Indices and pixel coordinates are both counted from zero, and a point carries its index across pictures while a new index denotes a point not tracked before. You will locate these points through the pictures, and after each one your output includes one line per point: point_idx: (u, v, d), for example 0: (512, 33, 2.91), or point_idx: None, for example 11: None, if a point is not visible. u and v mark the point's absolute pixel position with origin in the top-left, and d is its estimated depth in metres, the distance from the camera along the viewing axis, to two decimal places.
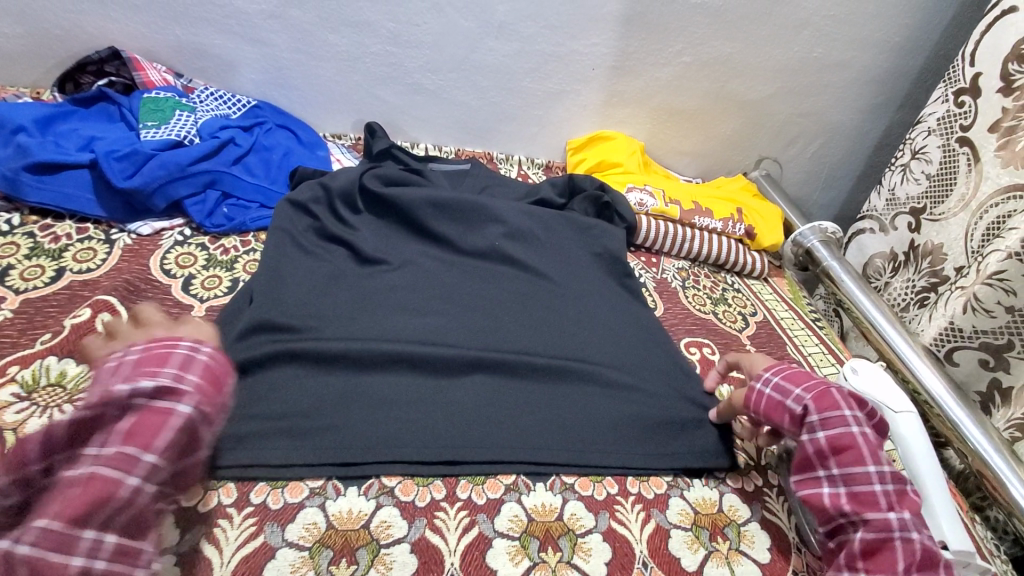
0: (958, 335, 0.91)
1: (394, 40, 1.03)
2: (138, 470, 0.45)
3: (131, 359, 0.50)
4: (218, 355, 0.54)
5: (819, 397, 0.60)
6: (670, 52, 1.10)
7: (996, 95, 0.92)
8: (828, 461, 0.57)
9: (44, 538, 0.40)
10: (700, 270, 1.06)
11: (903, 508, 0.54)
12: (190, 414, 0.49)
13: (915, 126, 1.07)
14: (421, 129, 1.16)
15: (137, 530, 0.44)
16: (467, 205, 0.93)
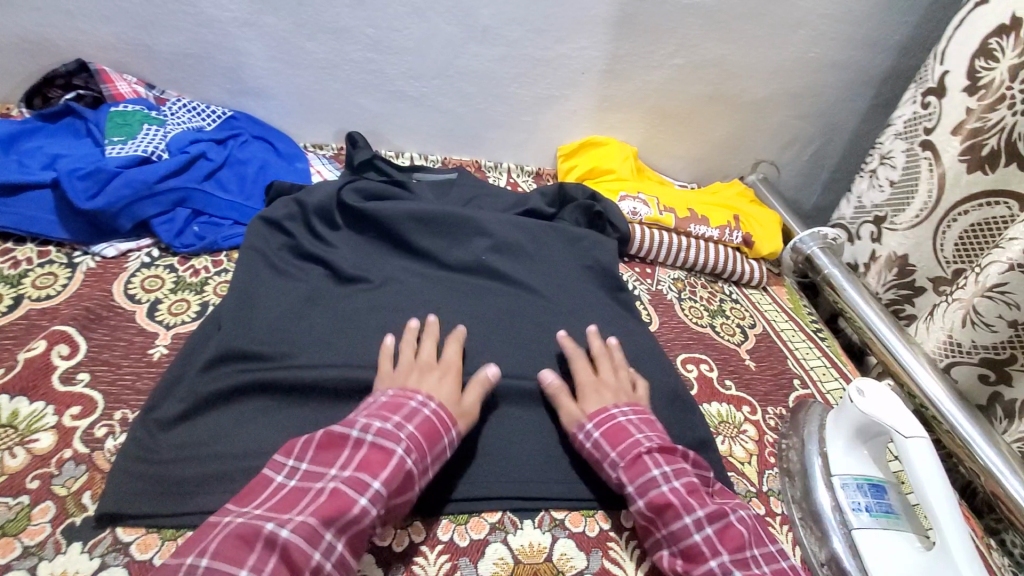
0: (957, 350, 0.86)
1: (374, 47, 0.99)
2: (367, 496, 0.52)
3: (379, 402, 0.60)
4: (446, 409, 0.61)
5: (630, 460, 0.61)
6: (662, 55, 1.06)
7: (961, 95, 0.88)
8: (656, 523, 0.59)
9: (300, 531, 0.48)
10: (697, 281, 1.02)
11: (725, 551, 0.55)
12: (408, 457, 0.55)
13: (884, 130, 1.03)
14: (406, 138, 1.12)
15: (353, 547, 0.51)
16: (452, 219, 0.89)
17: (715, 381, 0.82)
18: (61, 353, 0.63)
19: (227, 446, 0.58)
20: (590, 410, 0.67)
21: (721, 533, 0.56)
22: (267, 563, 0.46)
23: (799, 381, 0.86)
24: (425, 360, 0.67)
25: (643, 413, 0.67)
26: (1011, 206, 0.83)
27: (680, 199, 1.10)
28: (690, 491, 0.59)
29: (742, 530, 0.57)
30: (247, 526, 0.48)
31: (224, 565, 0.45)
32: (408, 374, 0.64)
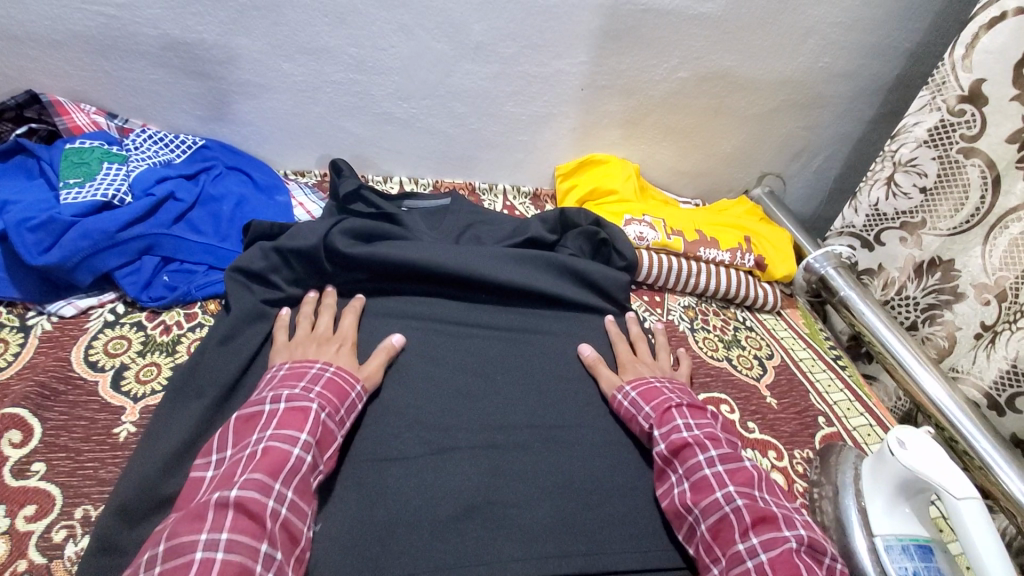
0: (1020, 379, 0.83)
1: (358, 67, 0.92)
2: (299, 446, 0.55)
3: (280, 374, 0.64)
4: (347, 370, 0.66)
5: (659, 411, 0.69)
6: (664, 68, 1.00)
7: (1011, 104, 0.82)
8: (675, 465, 0.64)
9: (249, 487, 0.51)
10: (708, 307, 0.96)
11: (732, 483, 0.61)
12: (323, 410, 0.60)
13: (897, 138, 0.98)
14: (394, 161, 1.05)
15: (303, 494, 0.54)
16: (449, 257, 0.83)
17: (738, 424, 0.77)
18: (12, 440, 0.55)
19: None
20: (628, 379, 0.75)
21: (732, 472, 0.62)
22: (224, 521, 0.48)
23: (824, 419, 0.81)
24: (323, 332, 0.71)
25: (677, 382, 0.76)
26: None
27: (687, 219, 1.04)
28: (710, 436, 0.66)
29: (751, 471, 0.63)
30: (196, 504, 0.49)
31: (183, 538, 0.47)
32: (309, 345, 0.69)
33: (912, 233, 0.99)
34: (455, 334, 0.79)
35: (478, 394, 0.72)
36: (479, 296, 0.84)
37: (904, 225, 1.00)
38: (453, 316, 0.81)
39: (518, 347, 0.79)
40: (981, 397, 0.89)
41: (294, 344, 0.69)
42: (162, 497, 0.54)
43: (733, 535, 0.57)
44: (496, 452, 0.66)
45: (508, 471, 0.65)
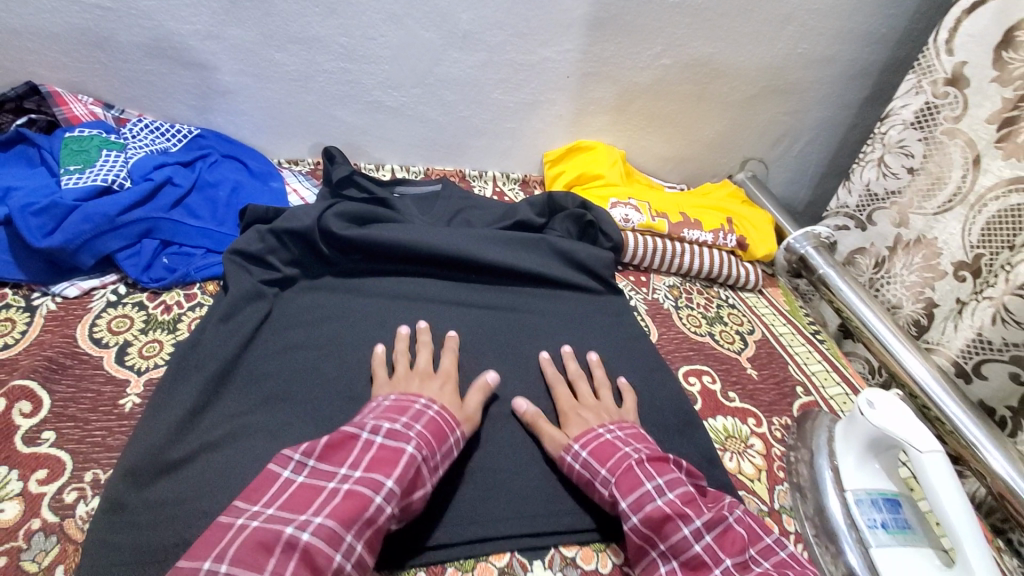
0: (986, 347, 0.86)
1: (349, 56, 0.94)
2: (383, 494, 0.52)
3: (385, 405, 0.62)
4: (450, 412, 0.64)
5: (620, 475, 0.60)
6: (648, 55, 1.03)
7: (992, 85, 0.87)
8: (655, 540, 0.56)
9: (319, 534, 0.48)
10: (692, 286, 1.00)
11: (726, 555, 0.54)
12: (419, 453, 0.57)
13: (885, 120, 1.03)
14: (385, 149, 1.08)
15: (372, 545, 0.51)
16: (440, 239, 0.86)
17: (719, 394, 0.80)
18: (22, 411, 0.58)
19: (211, 502, 0.55)
20: (574, 435, 0.66)
21: (720, 538, 0.56)
22: (285, 566, 0.47)
23: (802, 389, 0.84)
24: (423, 368, 0.69)
25: (631, 429, 0.67)
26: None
27: (672, 203, 1.07)
28: (686, 500, 0.58)
29: (738, 530, 0.57)
30: (265, 532, 0.48)
31: (241, 571, 0.45)
32: (409, 380, 0.67)
33: (897, 212, 1.03)
34: (446, 311, 0.82)
35: (467, 366, 0.75)
36: (469, 277, 0.87)
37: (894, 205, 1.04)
38: (444, 295, 0.84)
39: (507, 323, 0.82)
40: (949, 365, 0.92)
41: (395, 380, 0.68)
42: (168, 460, 0.57)
43: None
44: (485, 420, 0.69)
45: (496, 437, 0.68)
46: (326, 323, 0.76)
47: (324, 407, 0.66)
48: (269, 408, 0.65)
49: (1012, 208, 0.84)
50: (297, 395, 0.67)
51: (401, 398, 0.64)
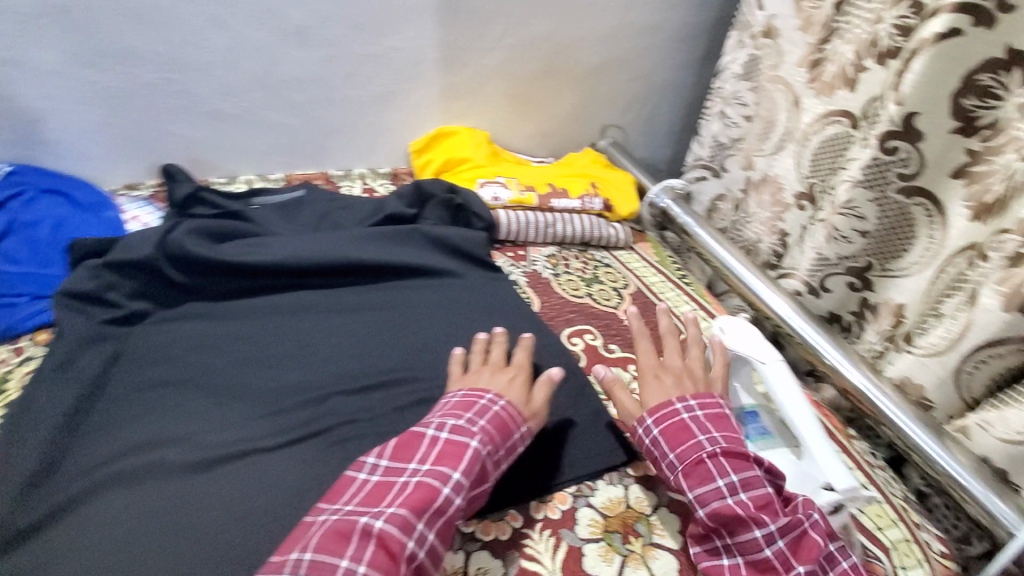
0: (827, 264, 0.92)
1: (173, 66, 0.88)
2: (450, 485, 0.53)
3: (452, 400, 0.63)
4: (515, 406, 0.63)
5: (688, 466, 0.60)
6: (492, 35, 1.05)
7: (796, 33, 0.96)
8: (721, 531, 0.57)
9: (392, 521, 0.50)
10: (569, 253, 1.04)
11: (800, 563, 0.54)
12: (484, 447, 0.57)
13: (721, 76, 1.12)
14: (237, 160, 1.01)
15: (443, 537, 0.52)
16: (306, 244, 0.83)
17: (601, 348, 0.85)
18: None
19: (67, 563, 0.51)
20: (651, 405, 0.66)
21: (795, 546, 0.55)
22: (364, 552, 0.48)
23: (675, 330, 0.91)
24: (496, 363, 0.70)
25: (714, 409, 0.64)
26: (846, 123, 0.89)
27: (539, 175, 1.12)
28: (760, 505, 0.57)
29: (816, 538, 0.55)
30: (343, 523, 0.50)
31: (325, 556, 0.47)
32: (480, 374, 0.68)
33: (744, 157, 1.09)
34: (320, 317, 0.78)
35: (351, 369, 0.72)
36: (342, 281, 0.84)
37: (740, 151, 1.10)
38: (317, 302, 0.80)
39: (390, 317, 0.80)
40: (801, 285, 0.97)
41: (467, 376, 0.68)
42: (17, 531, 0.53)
43: None
44: (373, 420, 0.66)
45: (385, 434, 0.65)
46: (188, 351, 0.71)
47: (193, 439, 0.62)
48: (127, 452, 0.60)
49: (833, 139, 0.92)
50: (160, 433, 0.62)
51: (468, 394, 0.64)
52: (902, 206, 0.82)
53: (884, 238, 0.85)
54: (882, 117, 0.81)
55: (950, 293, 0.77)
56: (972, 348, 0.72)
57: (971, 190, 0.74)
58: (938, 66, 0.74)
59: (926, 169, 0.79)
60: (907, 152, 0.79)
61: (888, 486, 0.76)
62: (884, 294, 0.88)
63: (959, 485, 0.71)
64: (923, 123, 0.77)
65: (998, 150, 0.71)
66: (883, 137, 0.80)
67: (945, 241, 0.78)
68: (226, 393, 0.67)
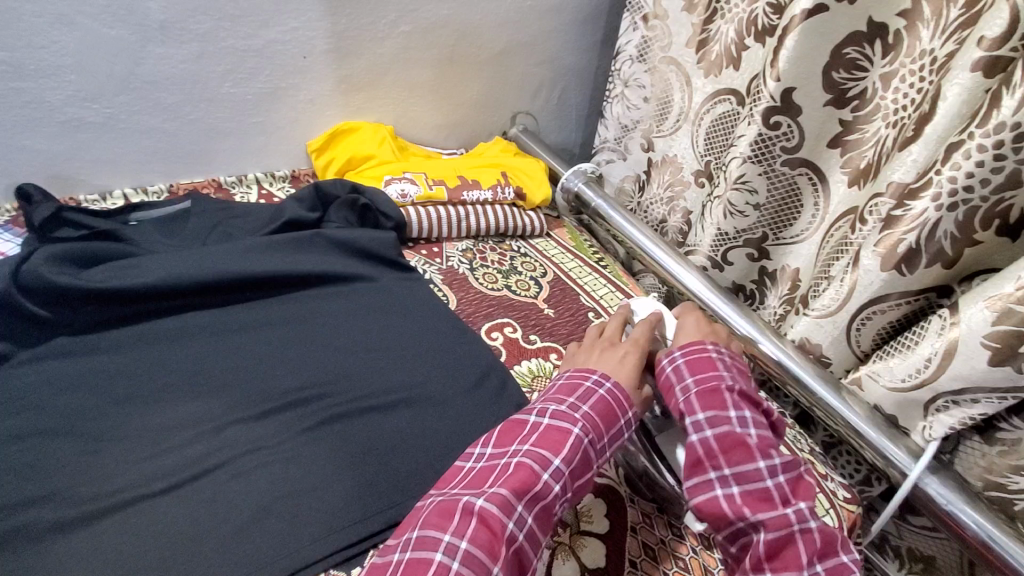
0: (727, 238, 0.96)
1: (14, 72, 0.77)
2: (550, 471, 0.53)
3: (558, 383, 0.63)
4: (621, 390, 0.62)
5: (706, 390, 0.61)
6: (384, 24, 1.00)
7: (683, 14, 0.98)
8: (719, 460, 0.57)
9: (493, 500, 0.49)
10: (485, 245, 1.02)
11: (797, 498, 0.55)
12: (586, 436, 0.56)
13: (617, 58, 1.11)
14: (108, 172, 0.91)
15: (541, 523, 0.51)
16: (193, 261, 0.76)
17: (522, 340, 0.84)
18: None
19: None
20: (683, 343, 0.68)
21: (794, 483, 0.57)
22: (467, 527, 0.47)
23: (594, 313, 0.92)
24: (610, 341, 0.72)
25: (739, 362, 0.68)
26: (732, 102, 0.93)
27: (448, 167, 1.08)
28: (765, 442, 0.58)
29: (810, 480, 0.58)
30: (448, 501, 0.50)
31: (431, 531, 0.47)
32: (590, 353, 0.70)
33: (647, 137, 1.11)
34: (217, 339, 0.72)
35: (255, 393, 0.67)
36: (237, 296, 0.77)
37: (640, 132, 1.12)
38: (212, 323, 0.74)
39: (298, 330, 0.76)
40: (705, 261, 1.01)
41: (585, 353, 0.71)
42: None
43: (800, 555, 0.52)
44: (278, 445, 0.62)
45: (294, 458, 0.61)
46: (58, 395, 0.63)
47: (70, 495, 0.55)
48: None
49: (723, 116, 0.95)
50: (25, 493, 0.54)
51: (573, 375, 0.63)
52: (789, 177, 0.87)
53: (776, 209, 0.90)
54: (763, 94, 0.83)
55: (838, 255, 0.82)
56: (858, 307, 0.77)
57: (846, 157, 0.81)
58: (809, 42, 0.76)
59: (805, 142, 0.83)
60: (789, 126, 0.82)
61: (796, 442, 0.80)
62: (780, 262, 0.94)
63: (856, 432, 0.77)
64: (800, 97, 0.80)
65: (868, 119, 0.78)
66: (765, 114, 0.83)
67: (827, 208, 0.85)
68: (108, 438, 0.60)
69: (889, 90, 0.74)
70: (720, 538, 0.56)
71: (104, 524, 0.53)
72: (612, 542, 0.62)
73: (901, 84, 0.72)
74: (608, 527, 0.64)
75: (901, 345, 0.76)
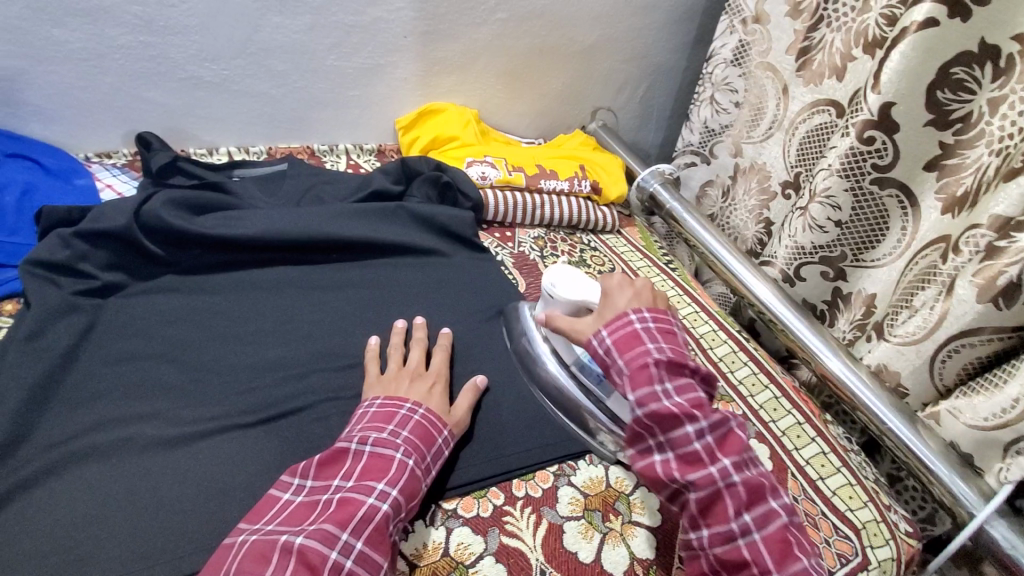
0: (802, 252, 0.93)
1: (148, 28, 0.84)
2: (375, 495, 0.52)
3: (373, 410, 0.59)
4: (436, 414, 0.61)
5: (635, 372, 0.57)
6: (483, 10, 1.02)
7: (786, 19, 0.95)
8: (654, 433, 0.56)
9: (313, 536, 0.47)
10: (557, 235, 1.04)
11: (725, 455, 0.54)
12: (409, 458, 0.55)
13: (710, 60, 1.09)
14: (216, 130, 0.98)
15: (376, 544, 0.50)
16: (289, 217, 0.81)
17: None
18: None
19: (37, 540, 0.49)
20: (607, 319, 0.63)
21: (721, 440, 0.55)
22: (286, 567, 0.46)
23: None
24: (413, 368, 0.67)
25: (665, 324, 0.62)
26: (831, 113, 0.89)
27: (528, 155, 1.10)
28: (693, 404, 0.55)
29: (740, 433, 0.56)
30: (264, 541, 0.47)
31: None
32: (397, 381, 0.64)
33: (732, 144, 1.09)
34: (302, 293, 0.77)
35: (332, 347, 0.71)
36: (326, 257, 0.82)
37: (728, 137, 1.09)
38: (300, 278, 0.79)
39: (377, 294, 0.80)
40: (778, 274, 0.99)
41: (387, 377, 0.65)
42: None
43: (727, 510, 0.53)
44: (354, 397, 0.66)
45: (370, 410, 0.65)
46: (162, 325, 0.69)
47: (167, 414, 0.60)
48: (97, 428, 0.58)
49: (818, 128, 0.92)
50: (130, 408, 0.60)
51: (388, 401, 0.61)
52: (876, 197, 0.83)
53: (858, 229, 0.86)
54: (862, 106, 0.80)
55: (922, 283, 0.78)
56: (947, 338, 0.74)
57: (943, 181, 0.76)
58: (917, 57, 0.73)
59: (900, 161, 0.79)
60: (882, 143, 0.79)
61: (860, 468, 0.77)
62: (857, 284, 0.89)
63: (922, 465, 0.74)
64: (897, 114, 0.77)
65: (970, 143, 0.73)
66: (861, 127, 0.81)
67: (915, 232, 0.80)
68: (199, 370, 0.65)
69: (995, 116, 0.69)
70: (662, 497, 0.57)
71: (196, 444, 0.58)
72: (663, 537, 0.63)
73: (1009, 109, 0.67)
74: (660, 521, 0.64)
75: (987, 384, 0.72)
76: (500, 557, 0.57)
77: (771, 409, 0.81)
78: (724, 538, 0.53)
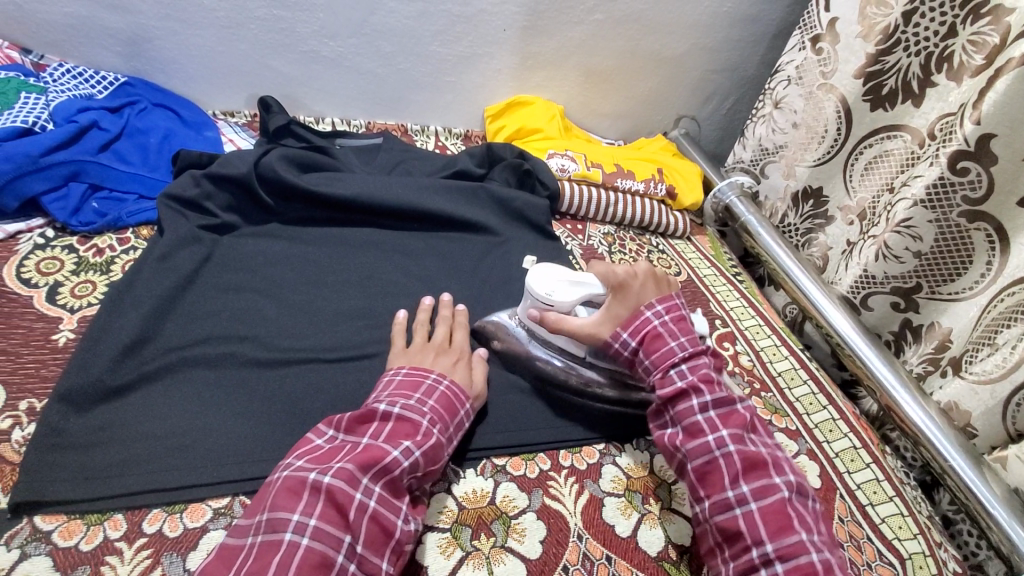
0: (872, 282, 0.91)
1: (281, 3, 0.93)
2: (400, 450, 0.55)
3: (399, 378, 0.63)
4: (459, 386, 0.64)
5: (661, 373, 0.65)
6: (582, 10, 1.06)
7: (857, 40, 0.90)
8: (668, 408, 0.65)
9: (339, 476, 0.51)
10: (626, 235, 1.06)
11: (725, 427, 0.61)
12: (431, 424, 0.59)
13: (774, 76, 1.07)
14: (325, 102, 1.07)
15: (394, 492, 0.54)
16: (380, 184, 0.87)
17: None
18: None
19: (152, 426, 0.58)
20: (624, 319, 0.69)
21: (724, 415, 0.62)
22: (315, 505, 0.50)
23: (721, 322, 0.92)
24: (438, 343, 0.69)
25: (676, 311, 0.69)
26: (906, 138, 0.87)
27: (607, 154, 1.13)
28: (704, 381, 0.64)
29: (743, 413, 0.63)
30: (294, 477, 0.51)
31: (280, 511, 0.49)
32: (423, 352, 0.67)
33: (786, 165, 1.07)
34: (387, 255, 0.84)
35: (408, 305, 0.77)
36: (410, 225, 0.88)
37: (782, 159, 1.08)
38: (386, 241, 0.85)
39: (453, 264, 0.85)
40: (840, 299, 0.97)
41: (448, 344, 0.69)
42: (103, 389, 0.59)
43: (723, 480, 0.58)
44: None
45: None
46: (266, 265, 0.77)
47: (264, 340, 0.68)
48: (205, 341, 0.66)
49: (895, 154, 0.89)
50: (233, 329, 0.68)
51: (412, 370, 0.64)
52: (962, 231, 0.79)
53: (938, 261, 0.83)
54: (955, 135, 0.77)
55: (1008, 320, 0.74)
56: None
57: None
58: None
59: (992, 195, 0.75)
60: (977, 175, 0.76)
61: (915, 503, 0.75)
62: (928, 317, 0.87)
63: (982, 510, 0.71)
64: (997, 146, 0.73)
65: None
66: (953, 156, 0.77)
67: (1000, 271, 0.76)
68: (293, 307, 0.73)
69: None
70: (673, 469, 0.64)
71: (287, 369, 0.66)
72: None
73: None
74: None
75: None
76: (541, 515, 0.61)
77: (826, 430, 0.79)
78: (721, 506, 0.58)
